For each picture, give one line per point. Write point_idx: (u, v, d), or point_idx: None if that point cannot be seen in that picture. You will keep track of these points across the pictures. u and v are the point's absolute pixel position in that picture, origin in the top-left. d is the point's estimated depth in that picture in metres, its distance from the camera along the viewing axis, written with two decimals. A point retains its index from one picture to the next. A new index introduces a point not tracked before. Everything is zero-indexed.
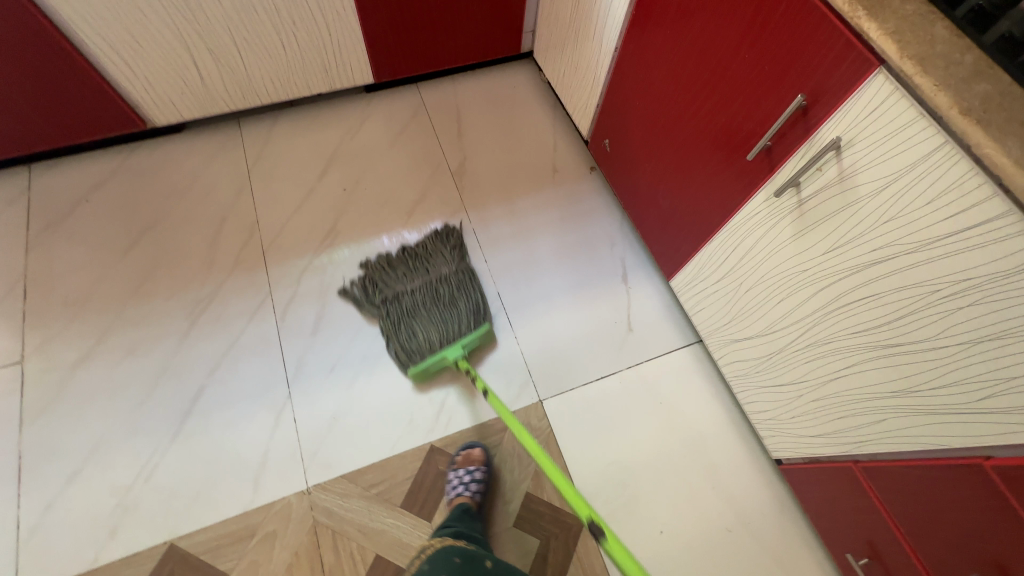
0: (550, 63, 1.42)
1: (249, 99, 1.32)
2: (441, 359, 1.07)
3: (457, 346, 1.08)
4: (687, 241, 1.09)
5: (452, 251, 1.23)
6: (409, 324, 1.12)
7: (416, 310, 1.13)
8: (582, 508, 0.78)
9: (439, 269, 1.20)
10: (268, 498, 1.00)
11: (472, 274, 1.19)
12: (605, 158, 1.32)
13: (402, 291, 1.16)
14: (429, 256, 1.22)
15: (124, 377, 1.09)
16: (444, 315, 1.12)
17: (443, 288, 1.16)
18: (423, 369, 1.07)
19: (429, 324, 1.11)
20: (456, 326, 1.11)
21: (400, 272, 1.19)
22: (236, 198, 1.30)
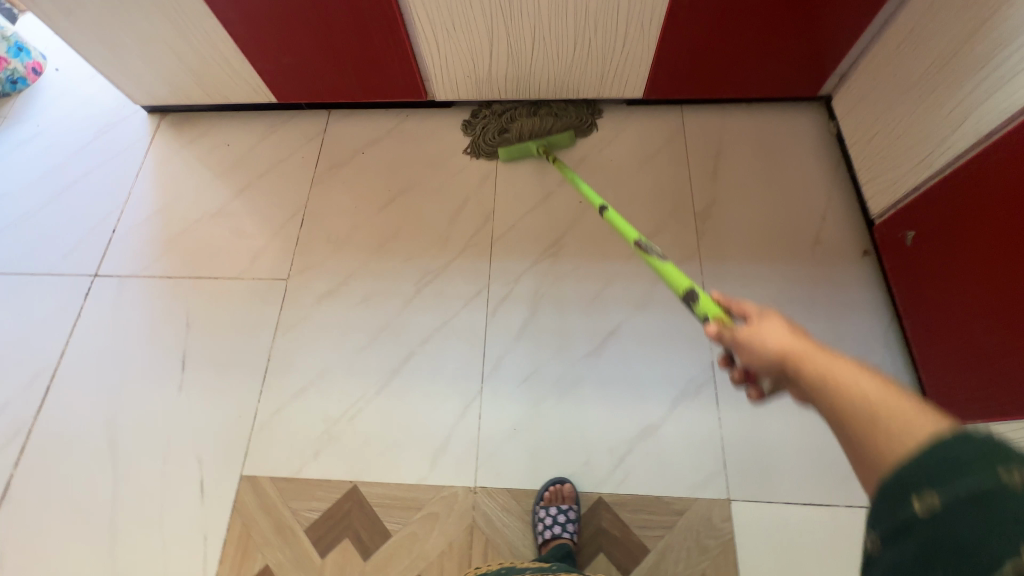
0: (859, 120, 1.19)
1: (521, 91, 1.34)
2: (526, 144, 1.33)
3: (542, 138, 1.33)
4: (1009, 400, 0.84)
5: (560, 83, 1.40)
6: (505, 120, 1.36)
7: (516, 111, 1.36)
8: (601, 203, 1.02)
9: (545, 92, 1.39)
10: (440, 481, 1.06)
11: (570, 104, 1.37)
12: (900, 251, 1.08)
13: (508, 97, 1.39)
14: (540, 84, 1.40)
15: (355, 319, 1.23)
16: (537, 119, 1.34)
17: (542, 103, 1.37)
18: (511, 148, 1.34)
19: (523, 121, 1.34)
20: (544, 124, 1.33)
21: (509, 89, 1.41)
22: (481, 183, 1.36)
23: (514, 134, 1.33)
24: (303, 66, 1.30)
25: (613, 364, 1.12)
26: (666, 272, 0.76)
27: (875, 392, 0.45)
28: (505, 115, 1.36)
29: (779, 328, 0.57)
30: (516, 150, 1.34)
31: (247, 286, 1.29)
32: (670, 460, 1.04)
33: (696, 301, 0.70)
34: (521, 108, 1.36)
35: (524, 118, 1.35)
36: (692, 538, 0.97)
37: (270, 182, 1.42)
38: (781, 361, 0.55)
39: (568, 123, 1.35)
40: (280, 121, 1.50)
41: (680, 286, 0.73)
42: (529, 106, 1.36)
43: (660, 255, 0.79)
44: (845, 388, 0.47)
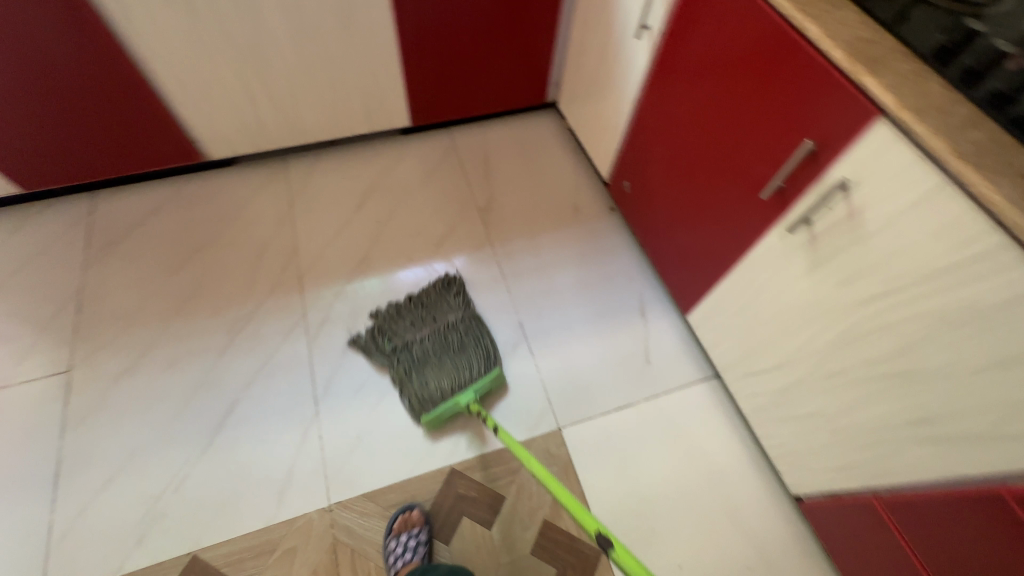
0: (574, 113, 1.53)
1: (297, 136, 1.44)
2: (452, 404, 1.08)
3: (468, 391, 1.09)
4: (704, 277, 1.13)
5: (455, 293, 1.25)
6: (421, 373, 1.13)
7: (426, 358, 1.14)
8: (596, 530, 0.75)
9: (446, 316, 1.21)
10: (291, 513, 1.02)
11: (477, 325, 1.20)
12: (626, 199, 1.39)
13: (412, 340, 1.17)
14: (433, 306, 1.22)
15: (164, 388, 1.14)
16: (454, 364, 1.13)
17: (452, 335, 1.17)
18: (435, 416, 1.08)
19: (439, 370, 1.12)
20: (467, 369, 1.12)
21: (403, 321, 1.20)
22: (279, 226, 1.40)
23: (435, 390, 1.09)
24: (44, 147, 1.23)
25: None
26: None
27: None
28: (418, 368, 1.13)
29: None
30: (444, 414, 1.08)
31: (17, 393, 1.12)
32: (504, 413, 1.16)
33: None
34: (424, 345, 1.16)
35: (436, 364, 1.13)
36: (537, 471, 1.09)
37: (29, 277, 1.28)
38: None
39: (487, 348, 1.16)
40: (33, 212, 1.36)
41: None
42: (437, 337, 1.17)
43: None
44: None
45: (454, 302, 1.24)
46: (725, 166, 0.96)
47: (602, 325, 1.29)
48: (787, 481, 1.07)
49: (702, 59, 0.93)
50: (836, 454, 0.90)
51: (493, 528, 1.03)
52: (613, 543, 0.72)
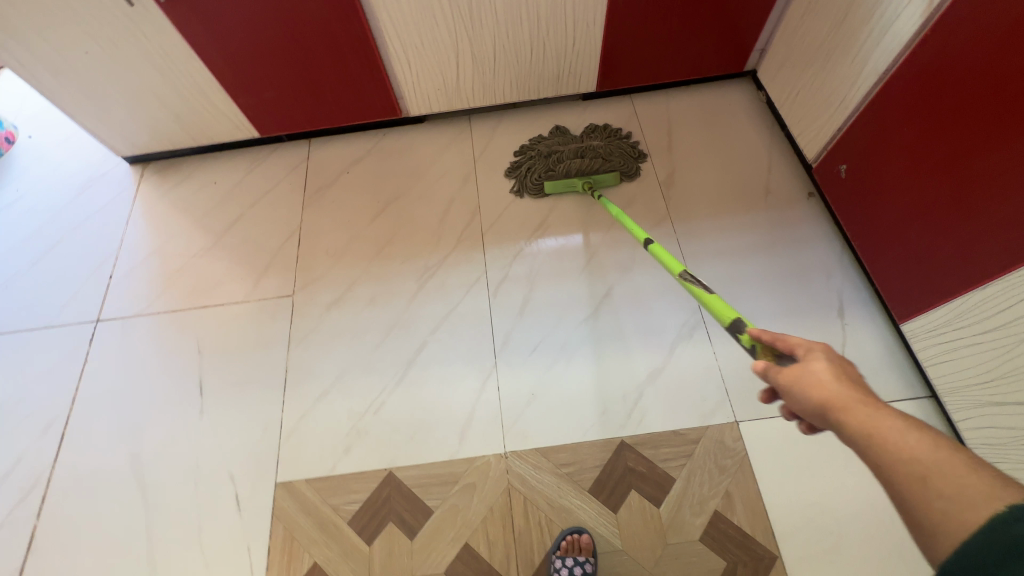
0: (781, 84, 1.38)
1: (487, 98, 1.48)
2: (571, 180, 1.38)
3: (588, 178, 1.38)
4: (943, 284, 0.98)
5: (602, 131, 1.49)
6: (553, 162, 1.42)
7: (560, 156, 1.43)
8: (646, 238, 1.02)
9: (591, 142, 1.46)
10: (471, 452, 1.11)
11: (614, 152, 1.43)
12: (836, 183, 1.24)
13: (554, 147, 1.46)
14: (586, 134, 1.48)
15: (365, 321, 1.29)
16: (585, 162, 1.40)
17: (589, 151, 1.43)
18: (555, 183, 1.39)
19: (571, 163, 1.40)
20: (593, 164, 1.40)
21: (554, 137, 1.49)
22: (463, 183, 1.47)
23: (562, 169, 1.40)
24: (284, 98, 1.40)
25: (612, 320, 1.23)
26: (707, 301, 0.74)
27: (937, 461, 0.43)
28: (553, 156, 1.43)
29: (828, 371, 0.52)
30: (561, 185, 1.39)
31: (254, 307, 1.34)
32: (679, 397, 1.13)
33: (742, 331, 0.66)
34: (565, 150, 1.44)
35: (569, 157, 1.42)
36: (711, 460, 1.06)
37: (261, 211, 1.49)
38: (825, 410, 0.50)
39: (614, 165, 1.41)
40: (263, 155, 1.58)
41: (726, 314, 0.70)
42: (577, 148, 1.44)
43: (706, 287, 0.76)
44: (898, 451, 0.45)
45: (602, 135, 1.48)
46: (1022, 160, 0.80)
47: (791, 320, 1.19)
48: None
49: (1017, 30, 0.77)
50: None
51: (662, 507, 1.03)
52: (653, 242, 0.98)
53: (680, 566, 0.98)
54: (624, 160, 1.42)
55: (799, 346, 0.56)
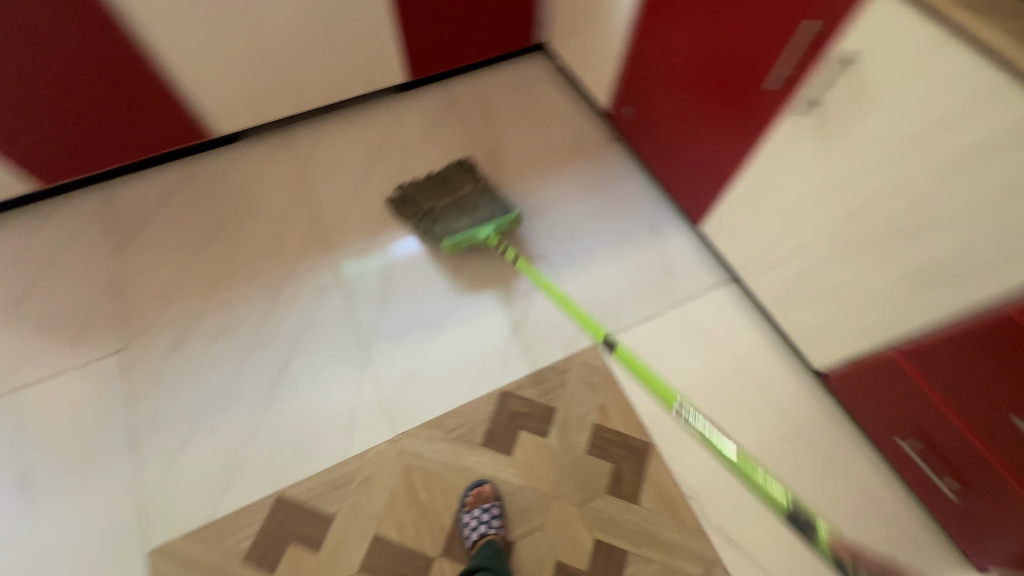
0: (566, 48, 1.55)
1: (298, 103, 1.46)
2: (474, 233, 1.24)
3: (490, 226, 1.26)
4: (714, 185, 1.19)
5: (469, 173, 1.38)
6: (441, 225, 1.28)
7: (444, 215, 1.29)
8: (605, 336, 1.14)
9: (463, 189, 1.35)
10: (361, 447, 1.10)
11: (490, 193, 1.35)
12: (627, 124, 1.43)
13: (432, 206, 1.32)
14: (455, 180, 1.37)
15: (218, 355, 1.20)
16: (474, 215, 1.30)
17: (467, 198, 1.33)
18: (456, 241, 1.23)
19: (459, 220, 1.29)
20: (485, 212, 1.28)
21: (428, 191, 1.35)
22: (295, 193, 1.43)
23: (457, 228, 1.25)
24: (55, 138, 1.23)
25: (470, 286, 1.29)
26: (746, 468, 0.91)
27: None
28: (439, 219, 1.29)
29: None
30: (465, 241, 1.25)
31: (77, 376, 1.17)
32: (543, 337, 1.23)
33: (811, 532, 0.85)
34: (445, 207, 1.31)
35: (453, 217, 1.29)
36: (582, 382, 1.18)
37: (62, 270, 1.30)
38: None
39: (490, 199, 1.33)
40: (51, 208, 1.38)
41: (783, 502, 0.88)
42: (454, 202, 1.32)
43: (733, 448, 0.94)
44: None
45: (470, 178, 1.38)
46: (730, 68, 1.00)
47: (620, 247, 1.36)
48: (811, 359, 1.14)
49: None
50: (855, 321, 0.99)
51: (548, 436, 1.12)
52: (614, 347, 1.10)
53: (574, 481, 1.07)
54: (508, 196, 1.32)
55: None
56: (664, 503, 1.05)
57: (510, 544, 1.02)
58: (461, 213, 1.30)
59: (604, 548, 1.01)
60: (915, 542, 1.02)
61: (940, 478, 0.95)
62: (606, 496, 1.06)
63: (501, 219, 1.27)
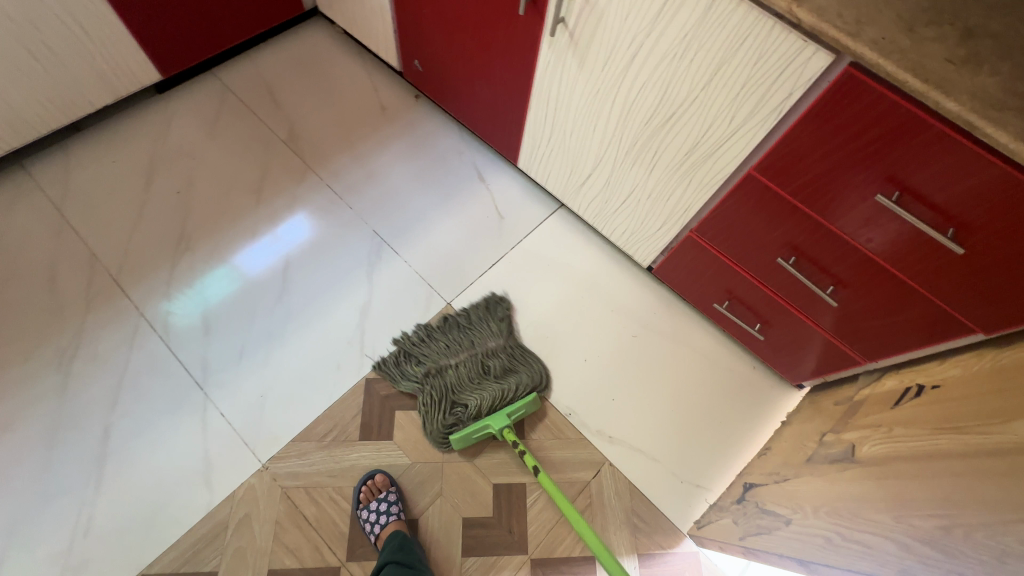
0: (339, 10, 1.44)
1: (22, 132, 1.19)
2: (486, 425, 1.04)
3: (503, 415, 1.05)
4: (514, 120, 1.21)
5: (488, 314, 1.19)
6: (459, 399, 1.08)
7: (466, 385, 1.09)
8: None
9: (484, 341, 1.16)
10: (226, 490, 1.00)
11: (519, 353, 1.16)
12: (422, 79, 1.39)
13: (445, 365, 1.12)
14: (473, 330, 1.17)
15: (13, 454, 0.99)
16: (499, 384, 1.10)
17: (491, 361, 1.13)
18: (467, 437, 1.04)
19: (477, 395, 1.08)
20: (501, 394, 1.08)
21: (438, 341, 1.15)
22: (57, 240, 1.19)
23: (468, 413, 1.05)
24: None
25: (305, 285, 1.20)
26: None
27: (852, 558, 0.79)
28: (452, 389, 1.07)
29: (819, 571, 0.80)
30: (475, 435, 1.04)
31: None
32: (395, 314, 1.19)
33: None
34: (461, 368, 1.11)
35: (472, 387, 1.09)
36: None
37: None
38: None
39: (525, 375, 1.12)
40: None
41: None
42: (471, 354, 1.13)
43: None
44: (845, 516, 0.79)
45: (499, 329, 1.18)
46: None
47: (450, 203, 1.35)
48: (639, 259, 1.25)
49: None
50: (656, 215, 1.09)
51: None
52: None
53: None
54: (534, 373, 1.13)
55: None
56: (549, 429, 1.12)
57: (414, 521, 1.01)
58: (478, 375, 1.11)
59: (503, 488, 1.05)
60: (749, 382, 1.20)
61: (750, 325, 1.12)
62: (494, 443, 1.09)
63: (511, 404, 1.08)
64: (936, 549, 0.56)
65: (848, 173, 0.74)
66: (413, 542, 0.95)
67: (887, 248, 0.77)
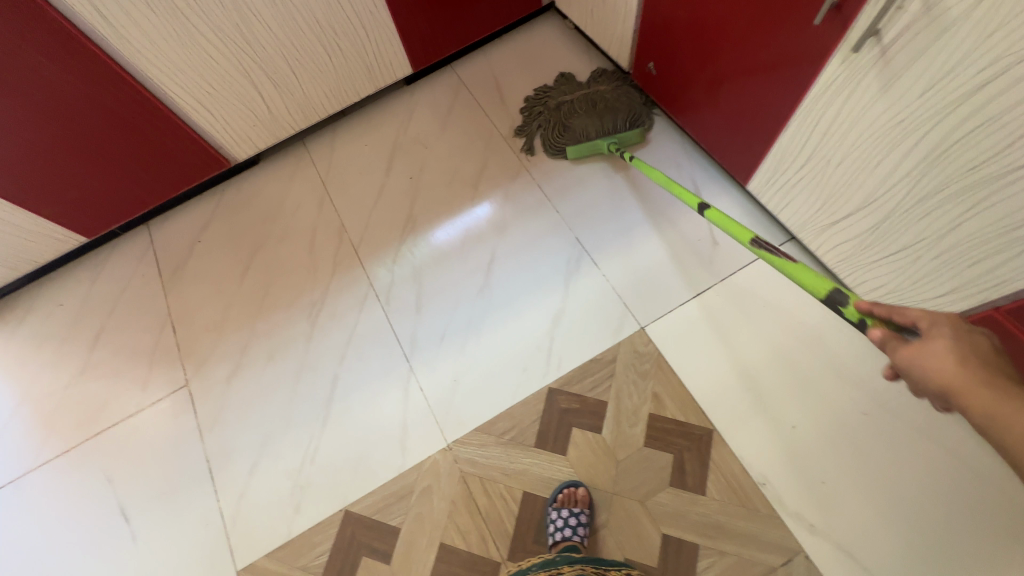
0: (577, 6, 1.42)
1: (309, 115, 1.43)
2: (595, 143, 1.32)
3: (612, 136, 1.32)
4: (758, 138, 1.06)
5: (610, 75, 1.42)
6: (570, 122, 1.35)
7: (577, 111, 1.35)
8: (698, 202, 0.95)
9: (599, 88, 1.40)
10: (416, 458, 1.11)
11: (626, 91, 1.37)
12: (652, 82, 1.30)
13: (565, 100, 1.39)
14: (593, 82, 1.41)
15: (272, 378, 1.24)
16: (606, 116, 1.34)
17: (599, 99, 1.37)
18: (578, 148, 1.32)
19: (586, 122, 1.34)
20: (611, 123, 1.33)
21: (561, 89, 1.43)
22: (320, 208, 1.42)
23: (582, 138, 1.33)
24: (93, 191, 1.28)
25: (505, 281, 1.25)
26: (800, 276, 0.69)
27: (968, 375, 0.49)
28: (564, 114, 1.36)
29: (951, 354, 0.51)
30: (587, 149, 1.33)
31: (151, 414, 1.25)
32: (586, 328, 1.17)
33: (847, 303, 0.64)
34: (575, 102, 1.37)
35: (581, 109, 1.36)
36: (632, 370, 1.12)
37: (123, 315, 1.37)
38: (947, 389, 0.51)
39: (631, 110, 1.35)
40: (105, 257, 1.45)
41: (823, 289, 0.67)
42: (587, 96, 1.38)
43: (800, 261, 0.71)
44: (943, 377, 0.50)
45: (611, 79, 1.42)
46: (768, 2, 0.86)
47: (659, 218, 1.26)
48: None
49: None
50: (941, 279, 0.86)
51: (603, 431, 1.08)
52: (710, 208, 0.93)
53: (635, 476, 1.03)
54: (635, 104, 1.35)
55: (920, 319, 0.55)
56: (735, 494, 0.99)
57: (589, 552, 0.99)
58: (590, 108, 1.36)
59: (673, 543, 0.97)
60: None
61: None
62: (670, 490, 1.01)
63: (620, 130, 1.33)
64: None
65: None
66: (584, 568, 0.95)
67: None
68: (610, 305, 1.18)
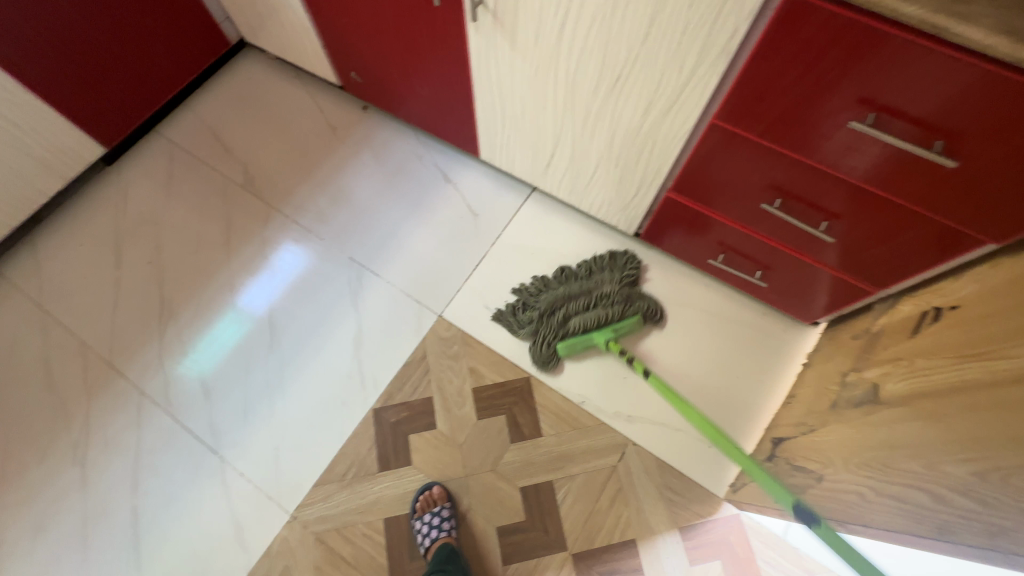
0: (264, 37, 1.38)
1: None
2: (589, 337, 1.10)
3: (608, 329, 1.10)
4: (463, 113, 1.15)
5: (614, 264, 1.17)
6: (565, 328, 1.10)
7: (573, 317, 1.10)
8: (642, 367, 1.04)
9: (602, 286, 1.14)
10: (261, 546, 1.01)
11: (640, 299, 1.13)
12: (364, 90, 1.33)
13: (561, 303, 1.12)
14: (593, 273, 1.16)
15: (52, 550, 1.01)
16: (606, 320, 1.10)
17: (607, 307, 1.11)
18: (571, 344, 1.09)
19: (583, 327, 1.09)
20: (607, 308, 1.11)
21: (555, 280, 1.16)
22: (44, 336, 1.19)
23: (573, 329, 1.10)
24: None
25: (293, 328, 1.19)
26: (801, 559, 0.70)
27: None
28: (563, 321, 1.10)
29: None
30: (579, 345, 1.10)
31: None
32: (389, 337, 1.17)
33: None
34: (573, 304, 1.12)
35: (577, 308, 1.11)
36: (444, 358, 1.15)
37: None
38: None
39: (637, 309, 1.12)
40: None
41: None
42: (586, 292, 1.13)
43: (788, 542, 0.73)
44: None
45: (619, 275, 1.16)
46: None
47: (420, 210, 1.30)
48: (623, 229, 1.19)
49: None
50: (630, 182, 1.03)
51: (438, 425, 1.09)
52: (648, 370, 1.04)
53: (480, 450, 1.07)
54: (646, 303, 1.13)
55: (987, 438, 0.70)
56: (565, 423, 1.09)
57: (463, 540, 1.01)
58: (588, 309, 1.11)
59: (531, 491, 1.04)
60: (760, 331, 1.16)
61: (750, 274, 1.07)
62: (513, 447, 1.07)
63: (617, 321, 1.11)
64: (973, 497, 0.52)
65: (819, 101, 0.66)
66: (462, 558, 0.96)
67: (872, 175, 0.72)
68: (405, 307, 1.20)
